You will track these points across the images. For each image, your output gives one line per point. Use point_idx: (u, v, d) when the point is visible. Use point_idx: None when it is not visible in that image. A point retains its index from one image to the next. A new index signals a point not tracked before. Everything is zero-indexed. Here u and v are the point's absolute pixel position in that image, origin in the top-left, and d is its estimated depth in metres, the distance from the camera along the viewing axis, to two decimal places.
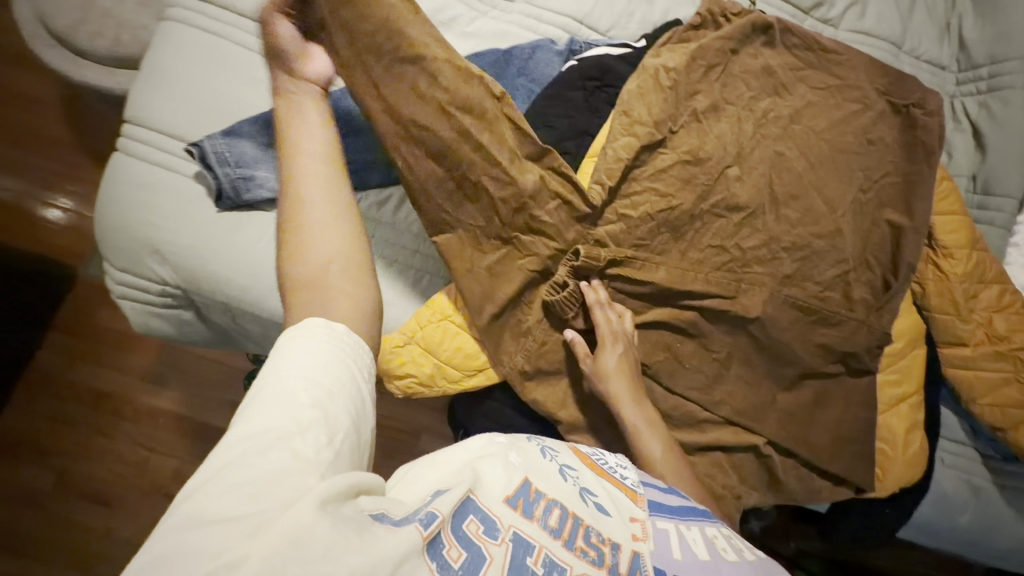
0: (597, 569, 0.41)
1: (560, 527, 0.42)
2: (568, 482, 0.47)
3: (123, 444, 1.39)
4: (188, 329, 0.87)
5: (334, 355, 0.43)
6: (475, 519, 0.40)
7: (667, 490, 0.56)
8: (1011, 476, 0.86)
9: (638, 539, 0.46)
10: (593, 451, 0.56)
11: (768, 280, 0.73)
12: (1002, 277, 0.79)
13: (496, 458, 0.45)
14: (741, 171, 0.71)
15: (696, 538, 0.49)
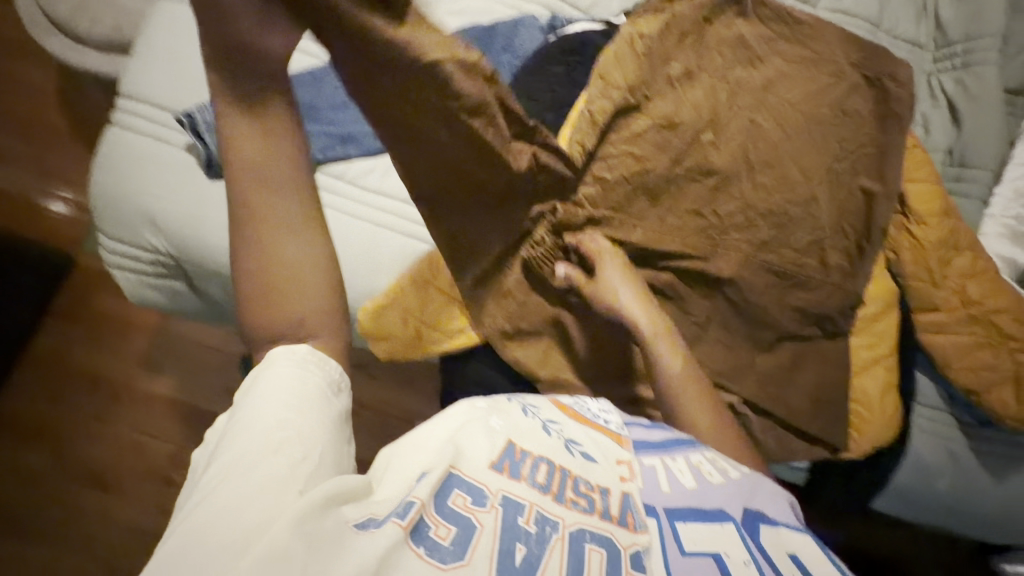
0: (588, 516, 0.43)
1: (548, 481, 0.45)
2: (552, 437, 0.49)
3: (121, 429, 1.41)
4: (182, 300, 0.89)
5: (307, 380, 0.48)
6: (461, 492, 0.42)
7: (651, 425, 0.59)
8: (987, 441, 0.88)
9: (626, 480, 0.48)
10: (575, 400, 0.58)
11: (745, 245, 0.74)
12: (975, 244, 0.81)
13: (476, 426, 0.47)
14: (716, 139, 0.73)
15: (682, 468, 0.51)
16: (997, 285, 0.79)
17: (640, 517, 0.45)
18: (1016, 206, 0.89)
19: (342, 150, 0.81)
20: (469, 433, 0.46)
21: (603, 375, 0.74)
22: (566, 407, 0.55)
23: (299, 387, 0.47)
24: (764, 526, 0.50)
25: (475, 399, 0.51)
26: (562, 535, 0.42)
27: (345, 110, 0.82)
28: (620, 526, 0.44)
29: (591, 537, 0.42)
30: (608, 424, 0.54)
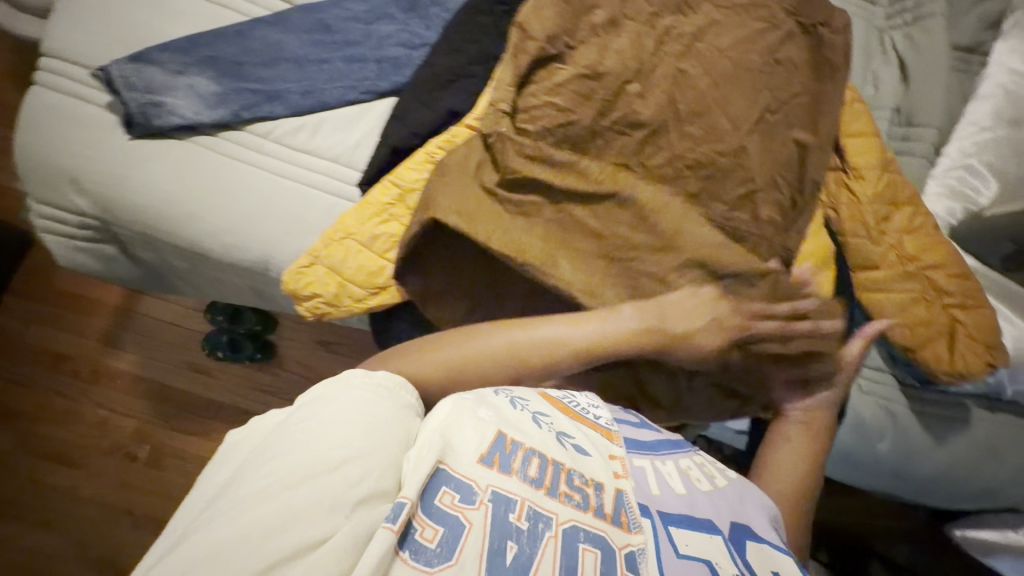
0: (582, 512, 0.45)
1: (541, 475, 0.46)
2: (542, 429, 0.49)
3: (83, 406, 1.39)
4: (116, 266, 0.87)
5: (378, 406, 0.47)
6: (449, 490, 0.44)
7: (641, 423, 0.60)
8: (924, 401, 0.88)
9: (620, 477, 0.50)
10: (564, 392, 0.57)
11: (674, 199, 0.73)
12: (913, 199, 0.81)
13: (465, 417, 0.47)
14: (641, 88, 0.73)
15: (671, 472, 0.54)
16: (931, 241, 0.79)
17: (634, 516, 0.47)
18: (957, 166, 0.89)
19: (268, 109, 0.79)
20: (457, 425, 0.47)
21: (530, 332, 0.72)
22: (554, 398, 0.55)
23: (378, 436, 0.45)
24: (753, 543, 0.51)
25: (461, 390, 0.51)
26: (555, 533, 0.43)
27: (272, 68, 0.80)
28: (615, 526, 0.46)
29: (584, 536, 0.44)
30: (598, 420, 0.55)
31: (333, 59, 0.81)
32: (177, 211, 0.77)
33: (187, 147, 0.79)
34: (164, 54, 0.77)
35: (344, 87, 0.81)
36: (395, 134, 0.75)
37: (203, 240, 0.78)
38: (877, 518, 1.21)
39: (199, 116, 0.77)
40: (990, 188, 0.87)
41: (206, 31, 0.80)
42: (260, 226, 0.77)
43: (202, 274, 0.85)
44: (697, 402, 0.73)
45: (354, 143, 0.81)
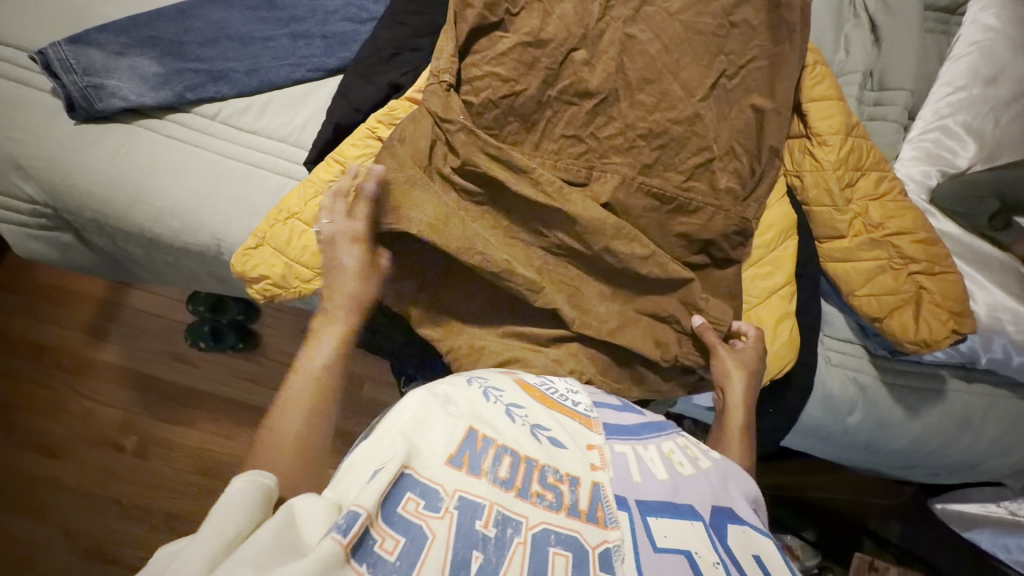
0: (553, 513, 0.42)
1: (512, 477, 0.42)
2: (515, 423, 0.47)
3: (70, 399, 1.28)
4: (73, 253, 0.86)
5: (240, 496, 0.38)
6: (414, 496, 0.39)
7: (623, 407, 0.58)
8: (898, 374, 0.85)
9: (597, 469, 0.47)
10: (541, 380, 0.57)
11: (626, 169, 0.71)
12: (879, 164, 0.78)
13: (435, 414, 0.44)
14: (588, 56, 0.71)
15: (652, 457, 0.50)
16: (898, 206, 0.76)
17: (611, 511, 0.44)
18: (932, 129, 0.85)
19: (213, 89, 0.78)
20: (425, 426, 0.43)
21: (481, 310, 0.70)
22: (530, 387, 0.54)
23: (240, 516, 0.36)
24: (735, 526, 0.48)
25: (432, 385, 0.49)
26: (524, 539, 0.39)
27: (215, 47, 0.78)
28: (589, 523, 0.42)
29: (555, 539, 0.40)
30: (576, 407, 0.53)
31: (278, 36, 0.80)
32: (123, 195, 0.76)
33: (134, 131, 0.78)
34: (103, 36, 0.76)
35: (291, 65, 0.79)
36: (339, 110, 0.73)
37: (153, 224, 0.77)
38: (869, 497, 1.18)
39: (142, 98, 0.76)
40: (967, 149, 0.84)
41: (146, 11, 0.79)
42: (207, 209, 0.76)
43: (157, 260, 0.84)
44: (653, 376, 0.72)
45: (302, 122, 0.80)
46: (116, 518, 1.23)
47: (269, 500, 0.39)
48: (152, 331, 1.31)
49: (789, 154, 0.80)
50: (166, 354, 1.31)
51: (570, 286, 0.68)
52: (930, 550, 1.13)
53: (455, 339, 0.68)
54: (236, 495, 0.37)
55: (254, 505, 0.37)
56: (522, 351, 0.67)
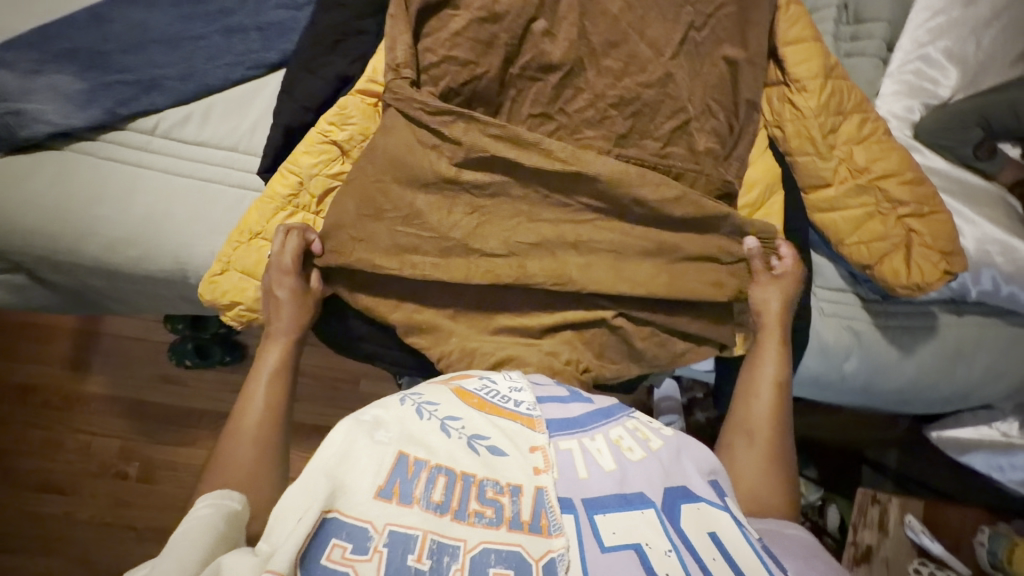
0: (493, 530, 0.42)
1: (447, 498, 0.43)
2: (450, 438, 0.47)
3: (66, 435, 1.23)
4: (31, 294, 0.80)
5: (199, 524, 0.43)
6: (340, 541, 0.39)
7: (571, 397, 0.56)
8: (891, 315, 0.85)
9: (540, 472, 0.46)
10: (482, 381, 0.55)
11: (601, 144, 0.67)
12: (862, 106, 0.75)
13: (361, 443, 0.45)
14: (548, 25, 0.66)
15: (600, 448, 0.50)
16: (883, 148, 0.74)
17: (555, 516, 0.44)
18: (913, 59, 0.82)
19: (147, 101, 0.71)
20: (352, 460, 0.44)
21: (469, 306, 0.67)
22: (471, 394, 0.52)
23: (215, 530, 0.43)
24: (688, 505, 0.47)
25: (361, 411, 0.48)
26: (462, 564, 0.40)
27: (140, 53, 0.71)
28: (532, 534, 0.42)
29: (495, 558, 0.41)
30: (518, 407, 0.52)
31: (208, 34, 0.73)
32: (72, 228, 0.70)
33: (67, 158, 0.71)
34: (11, 54, 0.68)
35: (227, 64, 0.73)
36: (287, 112, 0.68)
37: (108, 257, 0.72)
38: (870, 430, 1.20)
39: (68, 120, 0.69)
40: (949, 78, 0.82)
41: (56, 21, 0.71)
42: (165, 231, 0.72)
43: (124, 290, 0.79)
44: (650, 352, 0.70)
45: (250, 127, 0.74)
46: (134, 543, 1.21)
47: (237, 520, 0.46)
48: (134, 355, 1.26)
49: (767, 103, 0.76)
50: (155, 376, 1.26)
51: (559, 274, 0.65)
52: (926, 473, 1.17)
53: (443, 339, 0.66)
54: (208, 514, 0.44)
55: (223, 522, 0.44)
56: (516, 348, 0.66)
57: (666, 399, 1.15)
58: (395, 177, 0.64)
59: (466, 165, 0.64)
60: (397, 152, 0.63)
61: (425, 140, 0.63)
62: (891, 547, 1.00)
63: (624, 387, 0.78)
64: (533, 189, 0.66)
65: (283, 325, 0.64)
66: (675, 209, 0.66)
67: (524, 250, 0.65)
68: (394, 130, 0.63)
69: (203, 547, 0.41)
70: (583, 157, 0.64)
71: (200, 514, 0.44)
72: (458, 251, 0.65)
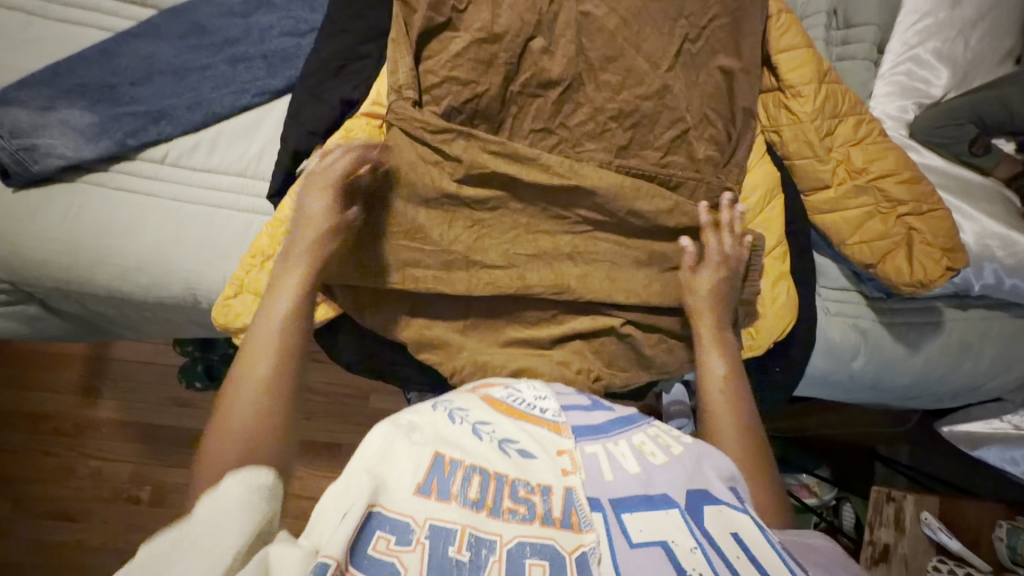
0: (527, 525, 0.43)
1: (483, 495, 0.44)
2: (483, 441, 0.48)
3: (77, 461, 1.21)
4: (44, 325, 0.80)
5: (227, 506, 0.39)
6: (384, 534, 0.39)
7: (593, 404, 0.58)
8: (895, 312, 0.86)
9: (569, 474, 0.48)
10: (508, 389, 0.56)
11: (603, 155, 0.68)
12: (856, 108, 0.76)
13: (399, 444, 0.45)
14: (546, 43, 0.68)
15: (624, 452, 0.51)
16: (881, 148, 0.75)
17: (585, 514, 0.44)
18: (904, 60, 0.84)
19: (156, 131, 0.73)
20: (390, 460, 0.44)
21: (479, 320, 0.68)
22: (498, 401, 0.54)
23: (250, 511, 0.39)
24: (710, 508, 0.48)
25: (397, 415, 0.49)
26: (500, 556, 0.40)
27: (149, 85, 0.73)
28: (564, 529, 0.43)
29: (531, 551, 0.41)
30: (544, 413, 0.53)
31: (214, 63, 0.74)
32: (86, 258, 0.71)
33: (78, 190, 0.73)
34: (22, 91, 0.70)
35: (233, 92, 0.75)
36: (293, 137, 0.69)
37: (121, 285, 0.73)
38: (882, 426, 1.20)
39: (80, 153, 0.70)
40: (940, 77, 0.83)
41: (66, 57, 0.73)
42: (176, 257, 0.73)
43: (136, 317, 0.80)
44: (660, 358, 0.71)
45: (258, 153, 0.76)
46: None
47: (269, 495, 0.42)
48: (145, 380, 1.25)
49: (764, 110, 0.77)
50: (165, 400, 1.26)
51: (559, 283, 0.66)
52: (938, 467, 1.17)
53: (454, 354, 0.67)
54: (239, 494, 0.40)
55: (255, 502, 0.40)
56: (526, 360, 0.67)
57: (676, 403, 1.16)
58: (402, 196, 0.64)
59: (467, 182, 0.65)
60: (404, 171, 0.64)
61: (430, 159, 0.65)
62: (909, 544, 0.99)
63: (634, 394, 0.79)
64: (540, 204, 0.67)
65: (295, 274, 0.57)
66: (666, 221, 0.68)
67: (523, 261, 0.67)
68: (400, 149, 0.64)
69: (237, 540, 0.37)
70: (584, 171, 0.66)
71: (231, 492, 0.40)
72: (463, 263, 0.66)
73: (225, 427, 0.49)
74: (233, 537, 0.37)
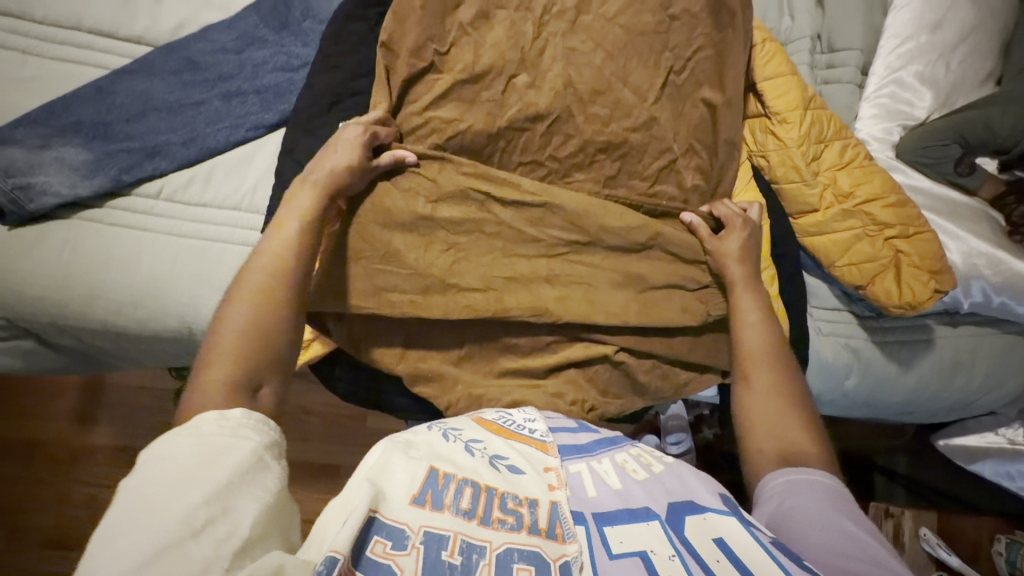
0: (515, 534, 0.43)
1: (474, 505, 0.44)
2: (474, 457, 0.49)
3: (72, 489, 1.20)
4: (39, 358, 0.80)
5: (245, 452, 0.41)
6: (381, 538, 0.40)
7: (579, 427, 0.59)
8: (887, 331, 0.87)
9: (555, 489, 0.48)
10: (499, 413, 0.57)
11: (592, 187, 0.70)
12: (842, 132, 0.77)
13: (396, 458, 0.46)
14: (532, 78, 0.69)
15: (607, 469, 0.51)
16: (866, 172, 0.77)
17: (569, 525, 0.44)
18: (887, 83, 0.85)
19: (151, 166, 0.73)
20: (385, 470, 0.45)
21: (473, 351, 0.69)
22: (488, 423, 0.55)
23: (265, 466, 0.42)
24: (693, 517, 0.47)
25: (397, 434, 0.50)
26: (489, 561, 0.41)
27: (144, 122, 0.74)
28: (549, 539, 0.43)
29: (519, 556, 0.41)
30: (532, 433, 0.54)
31: (208, 99, 0.75)
32: (80, 293, 0.72)
33: (73, 225, 0.73)
34: (18, 129, 0.71)
35: (228, 126, 0.76)
36: (287, 171, 0.70)
37: (116, 318, 0.73)
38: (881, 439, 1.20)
39: (76, 189, 0.71)
40: (923, 99, 0.85)
41: (61, 95, 0.73)
42: (171, 289, 0.73)
43: (131, 350, 0.80)
44: (654, 385, 0.72)
45: (252, 186, 0.77)
46: None
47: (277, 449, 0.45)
48: (141, 405, 1.24)
49: (750, 135, 0.79)
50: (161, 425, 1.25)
51: (552, 313, 0.67)
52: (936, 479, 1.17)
53: (449, 385, 0.68)
54: (257, 445, 0.43)
55: (270, 457, 0.43)
56: (520, 391, 0.67)
57: (674, 418, 1.16)
58: (395, 229, 0.65)
59: (459, 215, 0.66)
60: (396, 207, 0.65)
61: (423, 193, 0.66)
62: (909, 560, 0.99)
63: (629, 419, 0.79)
64: (532, 234, 0.68)
65: (298, 209, 0.57)
66: (646, 244, 0.69)
67: (516, 291, 0.67)
68: (394, 185, 0.66)
69: (256, 498, 0.40)
70: (574, 202, 0.68)
71: (249, 441, 0.42)
72: (452, 294, 0.66)
73: (222, 343, 0.50)
74: (251, 504, 0.39)
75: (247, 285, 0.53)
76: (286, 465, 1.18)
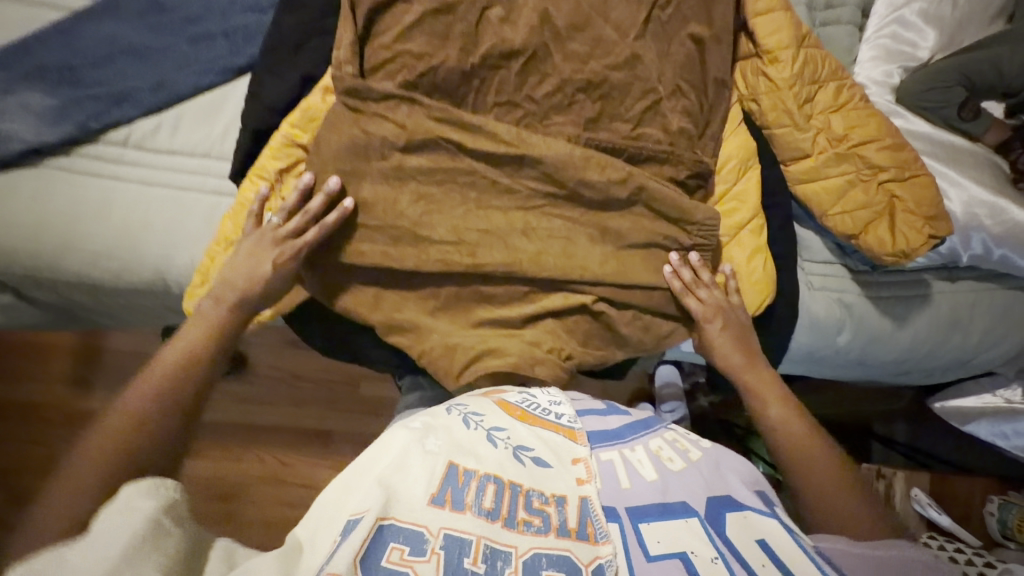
0: (543, 537, 0.41)
1: (497, 506, 0.41)
2: (497, 448, 0.45)
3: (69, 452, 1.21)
4: (18, 313, 0.80)
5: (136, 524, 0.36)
6: (398, 544, 0.38)
7: (608, 410, 0.57)
8: (882, 287, 0.84)
9: (584, 483, 0.45)
10: (522, 394, 0.54)
11: (571, 129, 0.67)
12: (837, 73, 0.73)
13: (414, 454, 0.43)
14: (507, 13, 0.66)
15: (641, 459, 0.49)
16: (862, 115, 0.73)
17: (601, 524, 0.42)
18: (888, 23, 0.80)
19: (117, 113, 0.72)
20: (406, 467, 0.42)
21: (449, 299, 0.67)
22: (510, 404, 0.51)
23: (160, 519, 0.38)
24: (734, 513, 0.46)
25: (411, 418, 0.47)
26: (515, 568, 0.39)
27: (109, 67, 0.72)
28: (581, 540, 0.41)
29: (547, 562, 0.39)
30: (560, 419, 0.51)
31: (174, 43, 0.73)
32: (52, 244, 0.71)
33: (40, 173, 0.72)
34: None
35: (195, 72, 0.73)
36: (254, 115, 0.68)
37: (90, 271, 0.72)
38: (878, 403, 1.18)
39: (41, 136, 0.69)
40: (926, 39, 0.80)
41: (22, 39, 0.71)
42: (145, 242, 0.72)
43: (110, 304, 0.79)
44: (635, 336, 0.70)
45: (222, 133, 0.75)
46: None
47: (180, 503, 0.40)
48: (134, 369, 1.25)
49: (741, 78, 0.75)
50: None
51: (530, 260, 0.65)
52: (932, 442, 1.15)
53: (424, 335, 0.66)
54: (145, 509, 0.38)
55: (163, 513, 0.38)
56: (496, 340, 0.65)
57: (667, 386, 1.14)
58: (364, 172, 0.63)
59: (431, 158, 0.64)
60: (365, 149, 0.63)
61: (392, 134, 0.63)
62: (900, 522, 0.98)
63: (612, 373, 0.78)
64: (507, 178, 0.65)
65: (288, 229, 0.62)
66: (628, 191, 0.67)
67: (491, 238, 0.65)
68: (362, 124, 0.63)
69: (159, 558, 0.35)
70: (551, 145, 0.65)
71: (138, 508, 0.38)
72: (425, 240, 0.64)
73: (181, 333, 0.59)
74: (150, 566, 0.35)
75: (166, 356, 0.56)
76: (278, 430, 1.19)
